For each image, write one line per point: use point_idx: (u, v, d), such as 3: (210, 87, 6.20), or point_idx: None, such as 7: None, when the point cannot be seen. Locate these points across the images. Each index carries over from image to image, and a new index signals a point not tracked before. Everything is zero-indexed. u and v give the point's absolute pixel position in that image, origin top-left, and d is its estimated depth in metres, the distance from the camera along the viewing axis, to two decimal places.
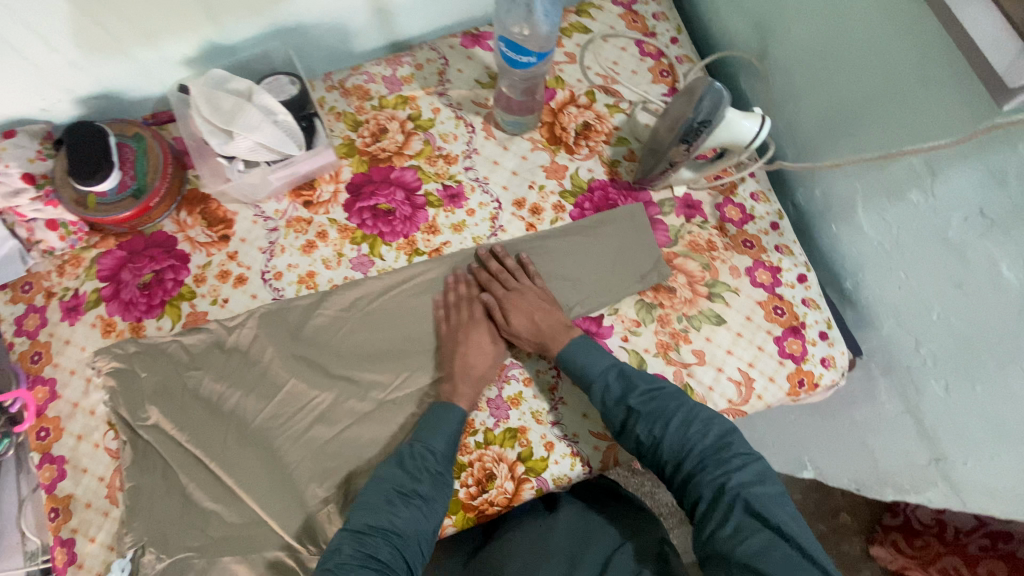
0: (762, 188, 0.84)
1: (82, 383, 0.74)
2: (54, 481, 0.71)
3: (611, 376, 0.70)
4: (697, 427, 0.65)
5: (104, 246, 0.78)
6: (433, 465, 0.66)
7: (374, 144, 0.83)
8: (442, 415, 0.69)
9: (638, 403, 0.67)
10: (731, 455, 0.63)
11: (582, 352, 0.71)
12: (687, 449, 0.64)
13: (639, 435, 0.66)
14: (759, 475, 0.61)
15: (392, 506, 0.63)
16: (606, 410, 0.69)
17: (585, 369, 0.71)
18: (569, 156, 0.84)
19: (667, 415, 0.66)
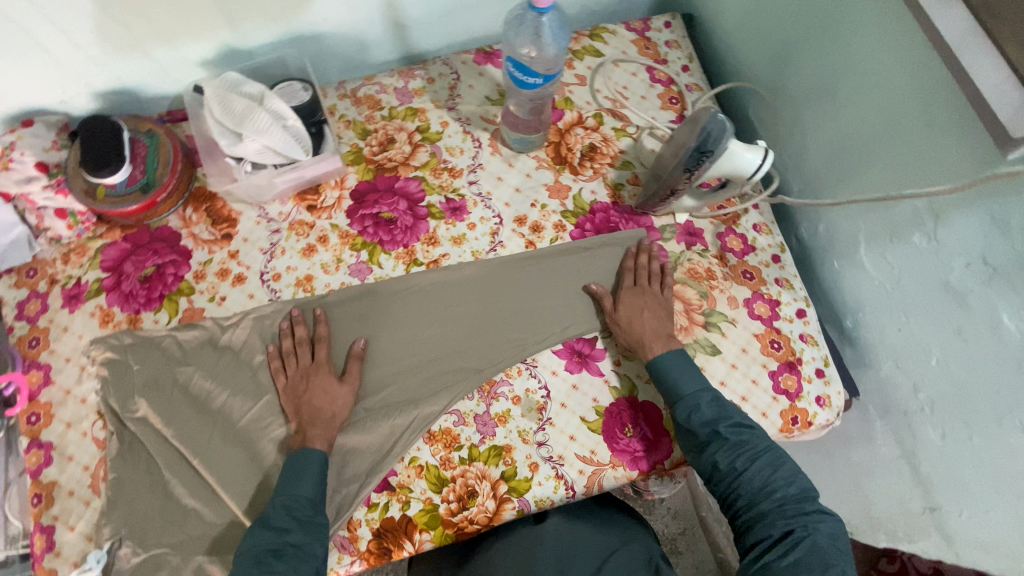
0: (765, 220, 0.83)
1: (76, 371, 0.75)
2: (40, 466, 0.71)
3: (703, 400, 0.68)
4: (783, 472, 0.64)
5: (109, 237, 0.79)
6: (301, 513, 0.63)
7: (381, 153, 0.84)
8: (300, 460, 0.66)
9: (728, 432, 0.65)
10: (811, 507, 0.61)
11: (679, 369, 0.70)
12: (767, 488, 0.63)
13: (718, 462, 0.65)
14: (833, 530, 0.60)
15: (264, 565, 0.58)
16: (688, 430, 0.68)
17: (678, 386, 0.69)
18: (572, 176, 0.84)
19: (754, 449, 0.65)
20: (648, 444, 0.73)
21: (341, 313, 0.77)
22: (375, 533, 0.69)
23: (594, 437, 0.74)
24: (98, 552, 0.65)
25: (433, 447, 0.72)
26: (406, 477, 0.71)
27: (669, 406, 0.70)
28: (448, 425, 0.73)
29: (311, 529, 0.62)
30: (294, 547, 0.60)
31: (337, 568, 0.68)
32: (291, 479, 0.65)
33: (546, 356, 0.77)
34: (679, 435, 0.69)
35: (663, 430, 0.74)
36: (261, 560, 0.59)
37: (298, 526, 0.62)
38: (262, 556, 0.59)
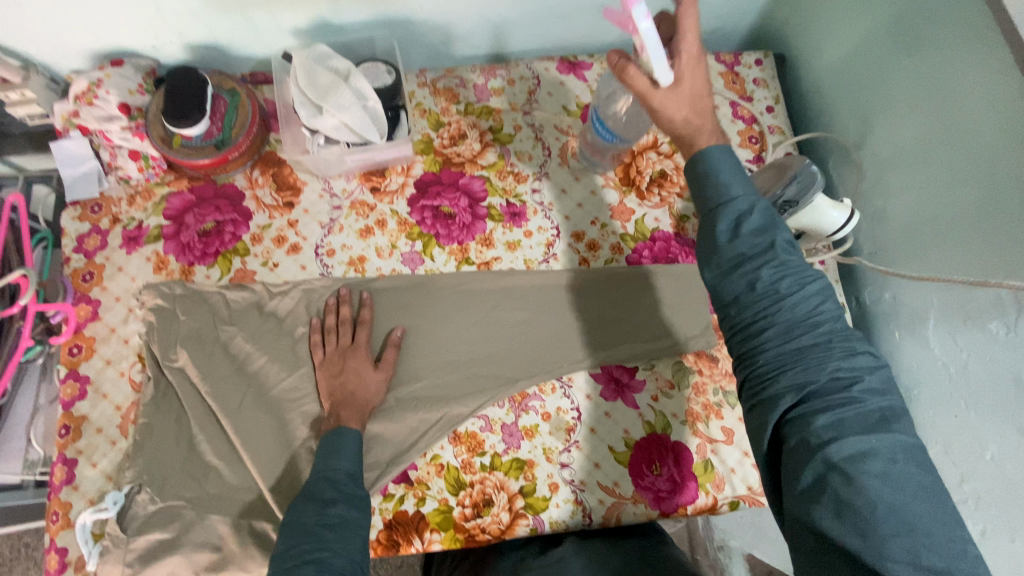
0: (829, 277, 0.81)
1: (124, 312, 0.75)
2: (74, 399, 0.72)
3: (755, 210, 0.55)
4: (832, 307, 0.54)
5: (176, 186, 0.80)
6: (348, 486, 0.63)
7: (451, 148, 0.83)
8: (333, 437, 0.66)
9: (782, 247, 0.54)
10: (861, 350, 0.53)
11: (733, 170, 0.56)
12: (810, 317, 0.54)
13: (758, 284, 0.54)
14: (879, 375, 0.53)
15: (316, 536, 0.58)
16: (721, 237, 0.55)
17: (730, 194, 0.56)
18: (638, 201, 0.82)
19: (802, 274, 0.54)
20: (674, 486, 0.71)
21: (387, 298, 0.77)
22: (386, 524, 0.68)
23: (619, 468, 0.72)
24: (118, 493, 0.66)
25: (457, 448, 0.71)
26: (425, 474, 0.70)
27: (706, 212, 0.57)
28: (474, 429, 0.72)
29: (354, 503, 0.62)
30: (342, 517, 0.60)
31: None
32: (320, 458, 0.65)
33: (583, 377, 0.75)
34: (712, 233, 0.56)
35: (691, 474, 0.72)
36: (313, 530, 0.58)
37: (344, 499, 0.62)
38: (312, 527, 0.58)
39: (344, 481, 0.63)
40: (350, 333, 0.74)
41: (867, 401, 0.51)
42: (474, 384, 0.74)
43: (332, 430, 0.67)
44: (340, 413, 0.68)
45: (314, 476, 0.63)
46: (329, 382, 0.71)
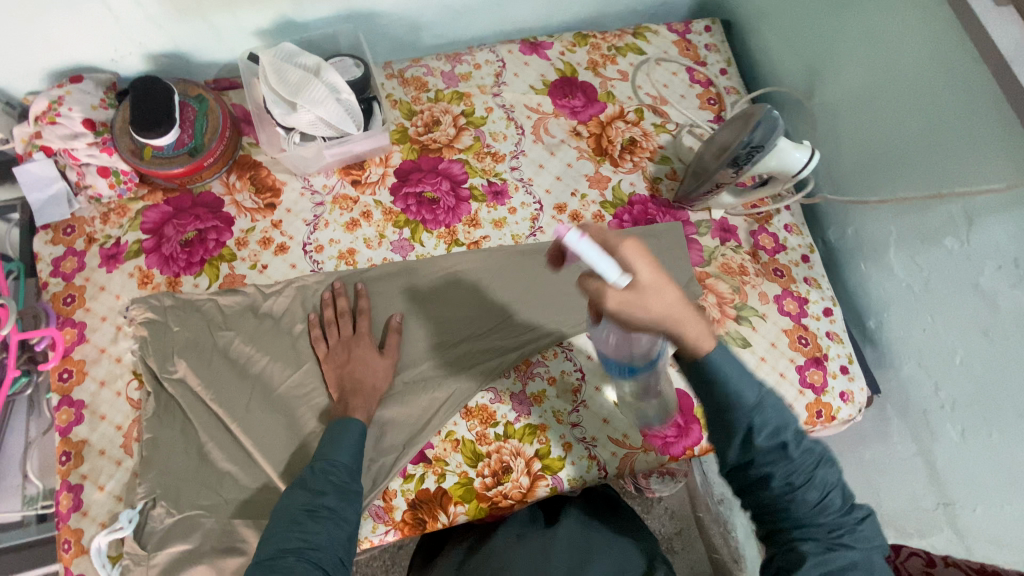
0: (796, 221, 0.86)
1: (112, 331, 0.74)
2: (70, 425, 0.70)
3: (767, 405, 0.50)
4: (837, 485, 0.52)
5: (150, 199, 0.79)
6: (337, 477, 0.63)
7: (426, 134, 0.85)
8: (340, 427, 0.66)
9: (795, 446, 0.50)
10: (857, 515, 0.52)
11: (743, 374, 0.50)
12: (822, 501, 0.51)
13: (772, 480, 0.50)
14: (871, 525, 0.53)
15: (299, 525, 0.59)
16: (733, 439, 0.51)
17: (738, 397, 0.50)
18: (612, 168, 0.85)
19: (814, 459, 0.51)
20: (679, 431, 0.75)
21: (380, 290, 0.77)
22: (410, 504, 0.69)
23: (626, 420, 0.75)
24: (132, 510, 0.65)
25: (470, 422, 0.73)
26: (442, 451, 0.71)
27: (712, 409, 0.52)
28: (484, 401, 0.74)
29: (347, 494, 0.63)
30: (329, 510, 0.61)
31: (371, 536, 0.68)
32: (325, 448, 0.65)
33: (582, 340, 0.78)
34: (723, 432, 0.51)
35: (694, 417, 0.75)
36: (297, 518, 0.59)
37: (334, 490, 0.62)
38: (298, 515, 0.60)
39: (336, 476, 0.63)
40: (350, 324, 0.74)
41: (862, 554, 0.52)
42: (478, 359, 0.75)
43: (339, 420, 0.67)
44: (351, 403, 0.69)
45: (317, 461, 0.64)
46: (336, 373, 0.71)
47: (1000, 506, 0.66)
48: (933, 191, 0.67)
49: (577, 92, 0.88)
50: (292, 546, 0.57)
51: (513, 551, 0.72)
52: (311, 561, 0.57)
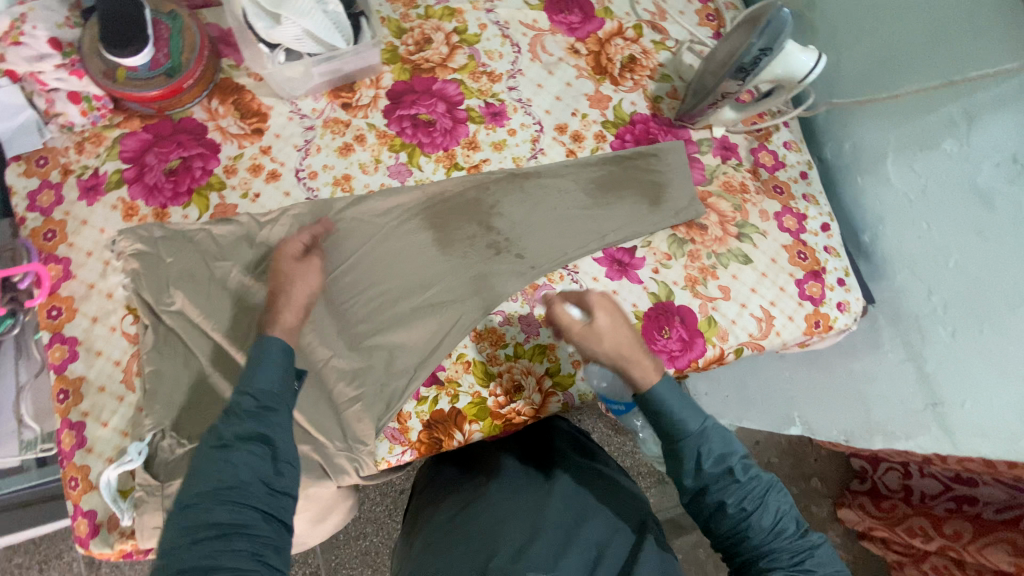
0: (794, 138, 0.87)
1: (99, 266, 0.70)
2: (65, 362, 0.68)
3: (710, 434, 0.62)
4: (786, 512, 0.60)
5: (127, 126, 0.74)
6: (251, 405, 0.56)
7: (418, 54, 0.81)
8: (259, 349, 0.60)
9: (739, 470, 0.60)
10: (811, 542, 0.59)
11: (682, 405, 0.62)
12: (777, 525, 0.59)
13: (725, 502, 0.59)
14: (826, 551, 0.59)
15: (216, 462, 0.53)
16: (687, 468, 0.61)
17: (683, 424, 0.62)
18: (613, 87, 0.83)
19: (759, 485, 0.60)
20: (684, 345, 0.75)
21: (373, 222, 0.75)
22: (425, 425, 0.70)
23: None
24: (141, 443, 0.63)
25: (480, 344, 0.74)
26: (454, 372, 0.72)
27: (668, 441, 0.63)
28: (493, 324, 0.75)
29: (265, 422, 0.56)
30: (250, 440, 0.54)
31: (389, 456, 0.70)
32: (241, 375, 0.58)
33: (587, 263, 0.77)
34: (677, 463, 0.62)
35: (697, 331, 0.75)
36: (212, 455, 0.53)
37: (251, 419, 0.56)
38: (212, 453, 0.53)
39: (258, 401, 0.57)
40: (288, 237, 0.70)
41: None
42: (479, 285, 0.75)
43: (258, 343, 0.61)
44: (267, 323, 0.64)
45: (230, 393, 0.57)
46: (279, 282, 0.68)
47: (990, 399, 0.71)
48: (942, 79, 0.67)
49: (573, 7, 0.85)
50: (209, 488, 0.51)
51: (508, 503, 0.72)
52: (230, 502, 0.51)
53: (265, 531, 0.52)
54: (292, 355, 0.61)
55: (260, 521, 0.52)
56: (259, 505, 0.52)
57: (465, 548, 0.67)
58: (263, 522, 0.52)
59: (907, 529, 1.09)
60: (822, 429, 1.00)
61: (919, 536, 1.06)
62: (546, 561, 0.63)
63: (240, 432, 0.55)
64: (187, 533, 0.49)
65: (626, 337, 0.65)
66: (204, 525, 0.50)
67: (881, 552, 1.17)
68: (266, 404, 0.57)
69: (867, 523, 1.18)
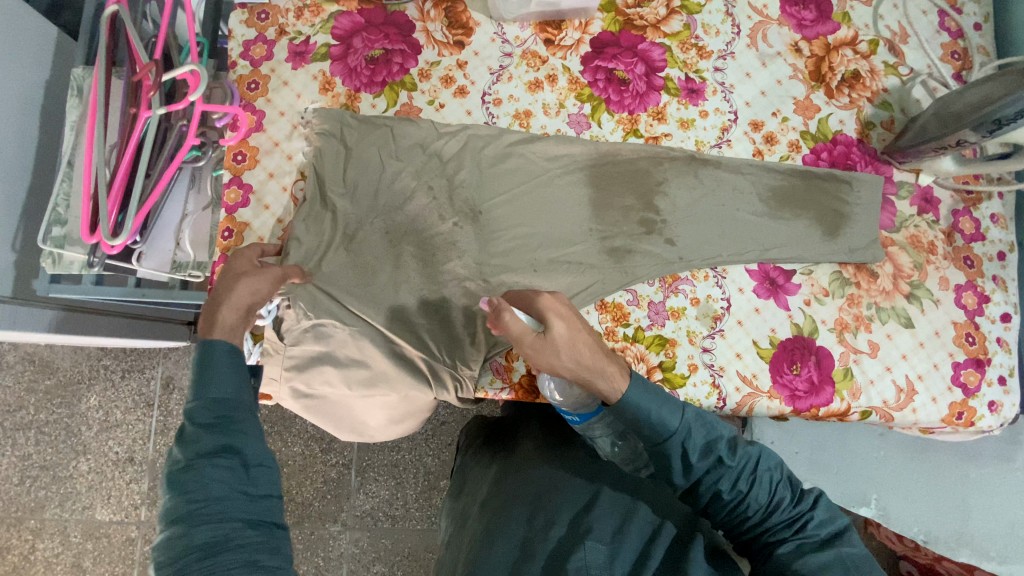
0: (1004, 213, 0.77)
1: (288, 127, 0.75)
2: (237, 205, 0.73)
3: (691, 428, 0.60)
4: (778, 478, 0.61)
5: (345, 5, 0.77)
6: (211, 415, 0.55)
7: (634, 8, 0.78)
8: (202, 354, 0.57)
9: (726, 455, 0.60)
10: (807, 499, 0.61)
11: (659, 405, 0.59)
12: (771, 500, 0.60)
13: (720, 490, 0.60)
14: (825, 507, 0.61)
15: (189, 483, 0.52)
16: (675, 468, 0.60)
17: (665, 425, 0.59)
18: (825, 98, 0.77)
19: (749, 462, 0.60)
20: (811, 387, 0.71)
21: (538, 165, 0.75)
22: (529, 371, 0.71)
23: (759, 362, 0.72)
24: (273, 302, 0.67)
25: (602, 316, 0.73)
26: None
27: (653, 446, 0.60)
28: (621, 300, 0.73)
29: (228, 432, 0.55)
30: (222, 455, 0.53)
31: (487, 389, 0.71)
32: (196, 385, 0.56)
33: (737, 271, 0.74)
34: (666, 464, 0.61)
35: (830, 378, 0.71)
36: (183, 479, 0.52)
37: (219, 430, 0.55)
38: (181, 477, 0.52)
39: (219, 408, 0.55)
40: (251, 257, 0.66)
41: (823, 537, 0.59)
42: (622, 258, 0.73)
43: (202, 348, 0.58)
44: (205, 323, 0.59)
45: (188, 406, 0.56)
46: (243, 261, 0.65)
47: None
48: None
49: (810, 2, 0.78)
50: (188, 510, 0.51)
51: (561, 472, 0.75)
52: (211, 521, 0.51)
53: (254, 537, 0.53)
54: (242, 354, 0.59)
55: (246, 530, 0.52)
56: (241, 516, 0.53)
57: (522, 508, 0.71)
58: (250, 528, 0.53)
59: None
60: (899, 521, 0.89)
61: None
62: (604, 535, 0.65)
63: (203, 448, 0.53)
64: (174, 554, 0.51)
65: (585, 345, 0.61)
66: (189, 548, 0.50)
67: None
68: (224, 414, 0.55)
69: None
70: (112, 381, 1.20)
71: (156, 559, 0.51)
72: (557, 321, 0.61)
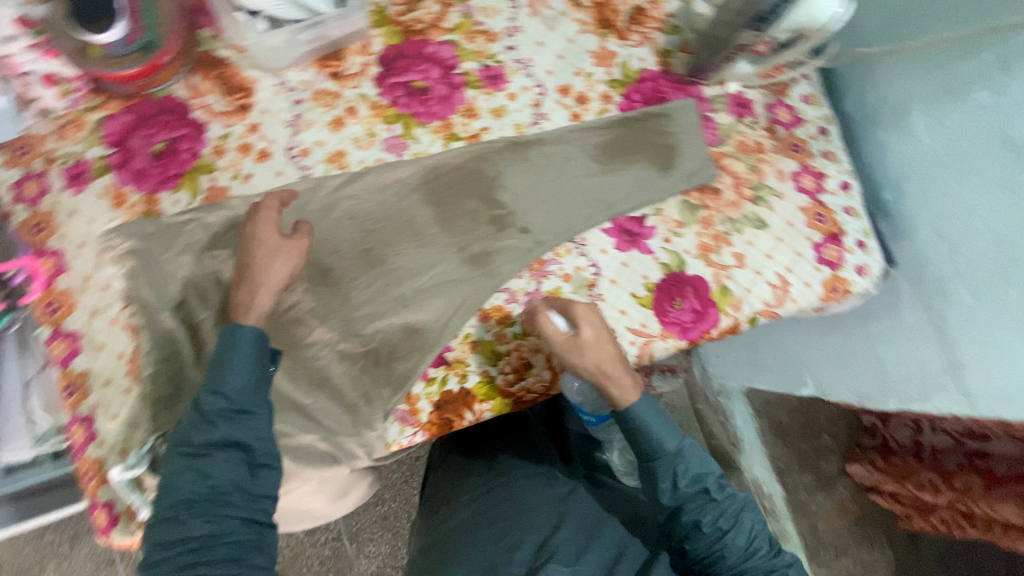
0: (814, 91, 0.81)
1: (93, 257, 0.68)
2: (68, 357, 0.66)
3: (685, 456, 0.65)
4: (757, 530, 0.67)
5: (108, 109, 0.71)
6: (225, 406, 0.58)
7: (408, 14, 0.75)
8: (230, 339, 0.60)
9: (715, 490, 0.66)
10: (778, 555, 0.67)
11: (662, 428, 0.64)
12: (749, 545, 0.66)
13: (703, 521, 0.65)
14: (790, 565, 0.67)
15: (196, 471, 0.56)
16: (664, 487, 0.66)
17: (662, 446, 0.65)
18: (619, 42, 0.78)
19: (735, 505, 0.67)
20: (697, 316, 0.73)
21: (369, 201, 0.72)
22: (435, 406, 0.69)
23: (644, 311, 0.73)
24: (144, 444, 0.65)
25: (487, 324, 0.72)
26: (462, 353, 0.70)
27: (646, 461, 0.66)
28: (500, 303, 0.72)
29: (240, 426, 0.58)
30: (226, 447, 0.57)
31: (400, 439, 0.68)
32: (215, 370, 0.59)
33: (595, 235, 0.75)
34: (654, 481, 0.66)
35: (710, 301, 0.74)
36: (190, 466, 0.56)
37: (230, 423, 0.58)
38: (187, 463, 0.56)
39: (231, 398, 0.58)
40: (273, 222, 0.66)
41: None
42: (487, 263, 0.72)
43: (228, 331, 0.60)
44: (240, 301, 0.62)
45: (204, 388, 0.58)
46: (270, 229, 0.64)
47: (1010, 361, 0.69)
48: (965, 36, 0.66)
49: None
50: (185, 498, 0.55)
51: (535, 494, 0.77)
52: (208, 513, 0.55)
53: (246, 533, 0.57)
54: (265, 341, 0.61)
55: (241, 527, 0.57)
56: (240, 510, 0.57)
57: (489, 535, 0.72)
58: (244, 525, 0.57)
59: (918, 483, 1.11)
60: (834, 390, 0.99)
61: (930, 491, 1.09)
62: (569, 554, 0.68)
63: (217, 437, 0.57)
64: (170, 539, 0.54)
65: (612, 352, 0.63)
66: (184, 536, 0.54)
67: (886, 502, 1.22)
68: (239, 406, 0.58)
69: (876, 478, 1.20)
70: (61, 554, 1.07)
71: (151, 534, 0.55)
72: (586, 322, 0.62)
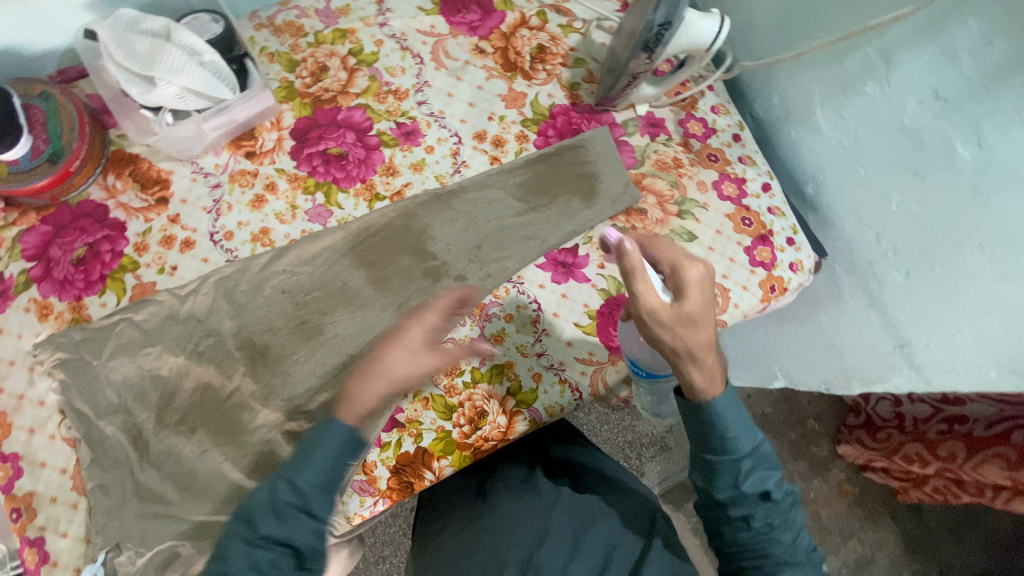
0: (721, 101, 0.84)
1: (24, 373, 0.66)
2: (10, 481, 0.63)
3: (757, 453, 0.59)
4: (804, 536, 0.60)
5: (25, 222, 0.70)
6: (300, 499, 0.60)
7: (315, 85, 0.77)
8: (320, 435, 0.62)
9: (776, 488, 0.59)
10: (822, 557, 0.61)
11: (740, 424, 0.58)
12: (796, 543, 0.59)
13: (751, 517, 0.58)
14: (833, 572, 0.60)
15: (252, 550, 0.59)
16: (722, 481, 0.59)
17: (736, 443, 0.58)
18: (526, 82, 0.80)
19: (789, 503, 0.60)
20: None
21: (301, 273, 0.72)
22: (393, 471, 0.68)
23: (590, 339, 0.74)
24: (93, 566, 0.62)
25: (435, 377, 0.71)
26: (414, 412, 0.70)
27: (709, 452, 0.59)
28: None
29: (304, 521, 0.61)
30: (285, 535, 0.60)
31: (362, 511, 0.67)
32: (298, 462, 0.61)
33: (531, 271, 0.75)
34: (711, 474, 0.60)
35: None
36: (246, 544, 0.59)
37: (297, 515, 0.60)
38: (243, 539, 0.60)
39: (308, 495, 0.61)
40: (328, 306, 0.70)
41: None
42: None
43: (321, 427, 0.63)
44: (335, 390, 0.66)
45: (287, 471, 0.61)
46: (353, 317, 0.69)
47: (951, 336, 0.69)
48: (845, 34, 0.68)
49: (470, 5, 0.81)
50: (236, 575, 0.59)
51: (517, 511, 0.72)
52: None
53: None
54: (355, 448, 0.63)
55: None
56: None
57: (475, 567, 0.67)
58: None
59: (905, 456, 1.10)
60: (803, 380, 0.98)
61: (917, 462, 1.07)
62: (556, 566, 0.65)
63: (280, 525, 0.60)
64: None
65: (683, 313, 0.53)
66: None
67: (883, 479, 1.21)
68: (312, 504, 0.61)
69: (867, 456, 1.20)
70: None
71: None
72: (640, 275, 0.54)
